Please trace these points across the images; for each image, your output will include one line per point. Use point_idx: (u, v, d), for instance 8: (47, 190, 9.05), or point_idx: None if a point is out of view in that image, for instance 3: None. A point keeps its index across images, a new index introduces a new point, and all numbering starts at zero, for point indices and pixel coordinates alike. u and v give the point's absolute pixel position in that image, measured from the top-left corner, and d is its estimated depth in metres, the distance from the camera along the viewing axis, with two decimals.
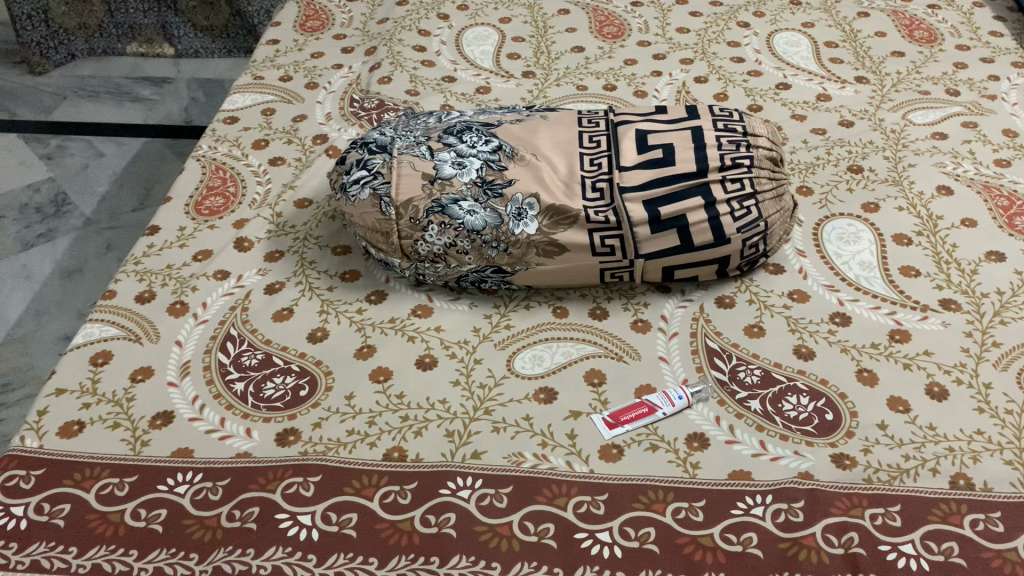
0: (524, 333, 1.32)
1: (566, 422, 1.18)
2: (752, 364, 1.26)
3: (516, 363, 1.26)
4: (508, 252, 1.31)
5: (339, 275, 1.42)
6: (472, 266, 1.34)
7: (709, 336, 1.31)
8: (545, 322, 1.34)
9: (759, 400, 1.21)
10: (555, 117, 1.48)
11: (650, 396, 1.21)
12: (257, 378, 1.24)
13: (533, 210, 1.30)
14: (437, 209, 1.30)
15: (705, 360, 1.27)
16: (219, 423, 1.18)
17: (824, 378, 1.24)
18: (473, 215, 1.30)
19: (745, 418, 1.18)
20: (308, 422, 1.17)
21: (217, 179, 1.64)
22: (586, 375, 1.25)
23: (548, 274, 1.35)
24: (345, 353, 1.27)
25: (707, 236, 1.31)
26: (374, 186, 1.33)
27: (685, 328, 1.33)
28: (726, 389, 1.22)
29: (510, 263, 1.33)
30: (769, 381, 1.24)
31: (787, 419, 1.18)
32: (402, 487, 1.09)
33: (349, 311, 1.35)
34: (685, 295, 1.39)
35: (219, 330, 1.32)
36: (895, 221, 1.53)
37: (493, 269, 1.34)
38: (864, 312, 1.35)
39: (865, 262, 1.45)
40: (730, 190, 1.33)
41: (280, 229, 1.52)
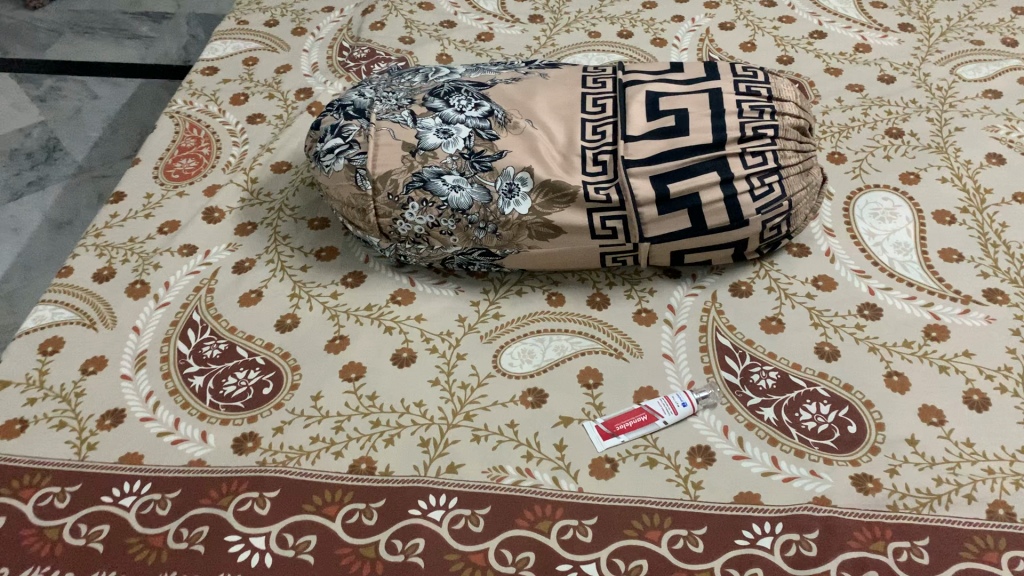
0: (514, 324, 1.19)
1: (555, 430, 1.06)
2: (767, 364, 1.13)
3: (502, 359, 1.14)
4: (498, 234, 1.18)
5: (314, 252, 1.29)
6: (458, 248, 1.20)
7: (720, 331, 1.17)
8: (538, 312, 1.21)
9: (773, 408, 1.08)
10: (557, 76, 1.32)
11: (651, 401, 1.08)
12: (218, 373, 1.13)
13: (526, 185, 1.16)
14: (418, 184, 1.17)
15: (715, 359, 1.14)
16: (173, 425, 1.07)
17: (847, 384, 1.10)
18: (458, 191, 1.16)
19: (756, 430, 1.06)
20: (268, 425, 1.06)
21: (190, 138, 1.51)
22: (580, 375, 1.12)
23: (542, 258, 1.21)
24: (315, 345, 1.15)
25: (723, 218, 1.16)
26: (349, 157, 1.20)
27: (694, 321, 1.18)
28: (737, 394, 1.10)
29: (499, 245, 1.19)
30: (786, 386, 1.10)
31: (804, 431, 1.05)
32: (368, 505, 0.98)
33: (323, 295, 1.22)
34: (697, 280, 1.24)
35: (180, 315, 1.21)
36: (937, 194, 1.37)
37: (481, 251, 1.21)
38: (897, 303, 1.21)
39: (901, 244, 1.29)
40: (750, 164, 1.17)
41: (254, 197, 1.39)
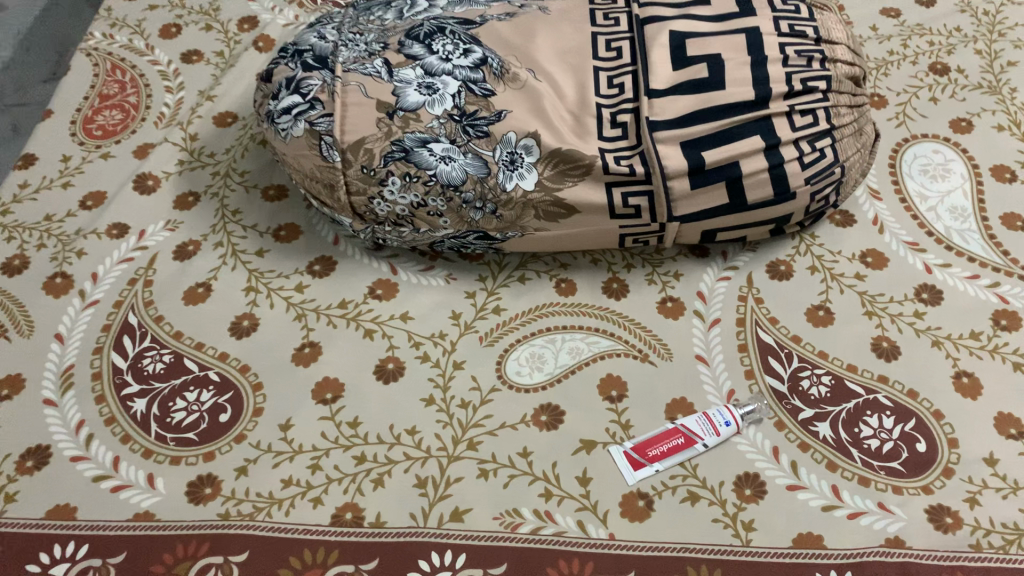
0: (518, 321, 1.00)
1: (576, 459, 0.89)
2: (818, 367, 0.96)
3: (507, 368, 0.96)
4: (498, 214, 0.98)
5: (271, 231, 1.08)
6: (448, 230, 1.00)
7: (761, 325, 1.00)
8: (545, 304, 1.02)
9: (828, 423, 0.92)
10: (560, 9, 1.09)
11: (687, 419, 0.91)
12: (163, 394, 0.93)
13: (531, 154, 0.95)
14: (399, 154, 0.95)
15: (757, 361, 0.97)
16: (112, 466, 0.88)
17: (912, 389, 0.94)
18: (448, 163, 0.95)
19: (812, 451, 0.90)
20: (229, 465, 0.87)
21: (113, 84, 1.25)
22: (601, 386, 0.95)
23: (549, 240, 1.02)
24: (280, 356, 0.96)
25: (765, 191, 0.97)
26: (310, 119, 0.96)
27: (729, 313, 1.01)
28: (785, 406, 0.93)
29: (499, 228, 1.00)
30: (842, 394, 0.94)
31: (867, 452, 0.90)
32: (358, 568, 0.81)
33: (286, 288, 1.02)
34: (729, 260, 1.06)
35: (113, 318, 1.00)
36: (994, 145, 1.19)
37: (476, 234, 1.01)
38: (958, 284, 1.05)
39: (957, 209, 1.12)
40: (799, 126, 0.97)
41: (195, 160, 1.16)
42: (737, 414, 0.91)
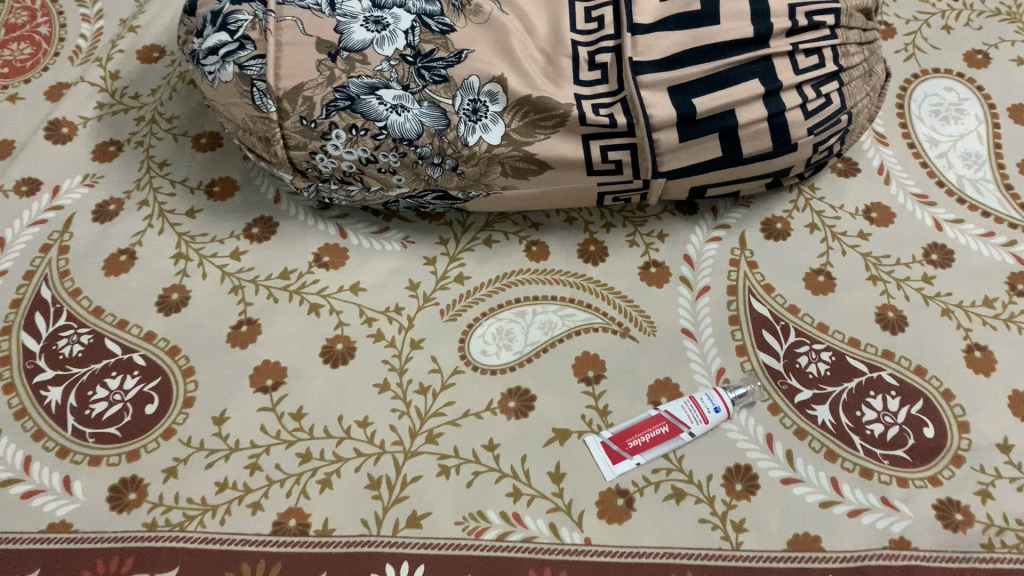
0: (483, 292, 0.89)
1: (548, 452, 0.80)
2: (816, 342, 0.87)
3: (472, 347, 0.85)
4: (459, 172, 0.86)
5: (204, 187, 0.95)
6: (402, 189, 0.88)
7: (754, 293, 0.90)
8: (514, 271, 0.91)
9: (828, 406, 0.83)
10: None
11: (671, 404, 0.82)
12: (80, 383, 0.82)
13: (497, 103, 0.83)
14: (343, 103, 0.81)
15: (750, 335, 0.87)
16: (23, 467, 0.77)
17: (920, 366, 0.85)
18: (401, 113, 0.82)
19: (809, 439, 0.81)
20: (156, 466, 0.77)
21: (21, 12, 1.10)
22: (576, 365, 0.85)
23: (519, 198, 0.90)
24: (214, 336, 0.84)
25: (763, 142, 0.86)
26: (239, 61, 0.82)
27: (719, 280, 0.90)
28: (781, 386, 0.84)
29: (460, 186, 0.88)
30: (843, 372, 0.85)
31: (870, 439, 0.81)
32: None
33: (220, 255, 0.90)
34: (719, 217, 0.95)
35: (23, 291, 0.87)
36: (1013, 82, 1.07)
37: (435, 193, 0.89)
38: (972, 242, 0.94)
39: (971, 155, 1.01)
40: (803, 68, 0.85)
41: (117, 103, 1.02)
42: (727, 400, 0.82)
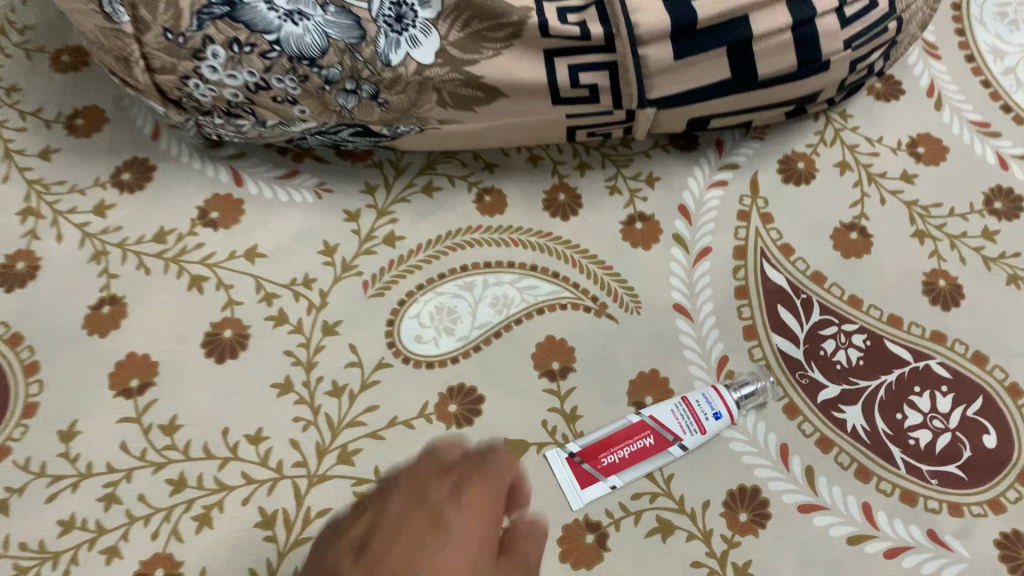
0: (420, 256, 0.69)
1: None
2: (846, 322, 0.67)
3: (403, 332, 0.66)
4: (380, 101, 0.65)
5: (64, 119, 0.74)
6: (308, 123, 0.67)
7: (768, 257, 0.70)
8: (460, 229, 0.71)
9: (861, 408, 0.64)
10: None
11: (659, 407, 0.63)
12: None
13: (427, 8, 0.61)
14: (219, 10, 0.59)
15: (761, 313, 0.68)
16: None
17: (979, 353, 0.66)
18: (298, 23, 0.60)
19: (836, 453, 0.63)
20: None
21: None
22: (537, 355, 0.66)
23: (465, 134, 0.69)
24: (67, 319, 0.65)
25: (786, 59, 0.65)
26: None
27: (723, 239, 0.71)
28: (801, 382, 0.65)
29: (385, 120, 0.67)
30: (880, 361, 0.66)
31: (915, 452, 0.63)
32: None
33: (80, 209, 0.70)
34: (726, 155, 0.74)
35: None
36: None
37: (352, 128, 0.68)
38: None
39: None
40: None
41: None
42: (731, 404, 0.63)
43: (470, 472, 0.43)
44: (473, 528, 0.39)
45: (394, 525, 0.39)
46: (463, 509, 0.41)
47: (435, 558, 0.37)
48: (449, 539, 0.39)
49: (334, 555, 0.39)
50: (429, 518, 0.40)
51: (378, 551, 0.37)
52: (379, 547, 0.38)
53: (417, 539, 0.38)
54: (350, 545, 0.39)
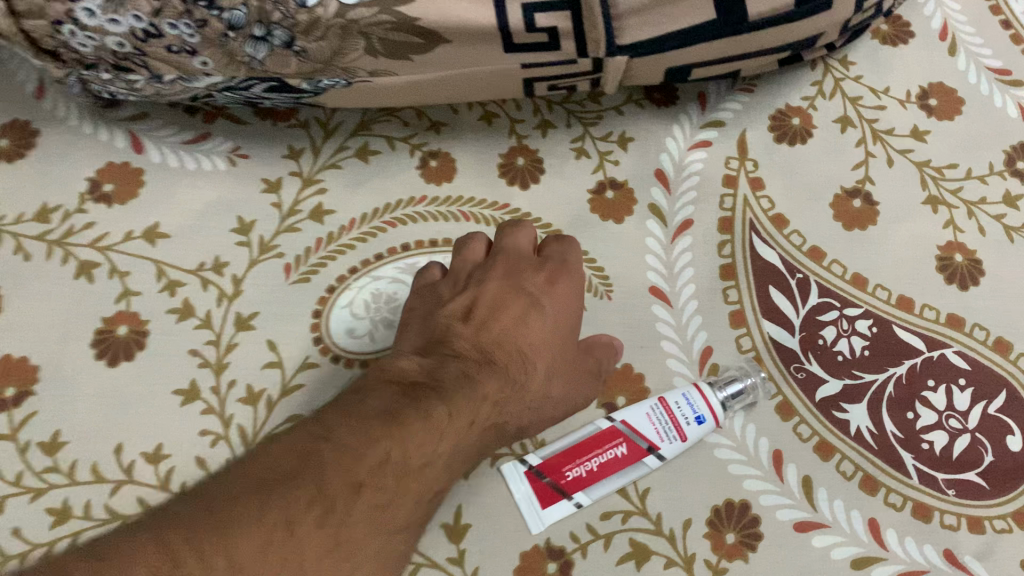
0: (354, 234, 0.59)
1: None
2: (849, 306, 0.58)
3: (333, 325, 0.56)
4: (297, 49, 0.54)
5: None
6: (212, 77, 0.56)
7: (758, 229, 0.60)
8: (401, 201, 0.60)
9: (867, 406, 0.55)
10: None
11: (632, 409, 0.53)
12: None
13: None
14: None
15: (751, 296, 0.58)
16: None
17: (1000, 340, 0.57)
18: None
19: (838, 460, 0.54)
20: None
21: None
22: None
23: (403, 89, 0.59)
24: None
25: None
26: None
27: (707, 210, 0.61)
28: (797, 377, 0.56)
29: (304, 73, 0.56)
30: (888, 350, 0.57)
31: (929, 458, 0.54)
32: None
33: None
34: (710, 110, 0.64)
35: None
36: None
37: (265, 83, 0.57)
38: None
39: None
40: None
41: None
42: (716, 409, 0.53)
43: (551, 263, 0.52)
44: (554, 313, 0.50)
45: (493, 306, 0.49)
46: (551, 297, 0.50)
47: (525, 336, 0.48)
48: (543, 321, 0.49)
49: (440, 383, 0.44)
50: (525, 303, 0.49)
51: (486, 322, 0.48)
52: (484, 320, 0.48)
53: (517, 317, 0.48)
54: (456, 310, 0.49)
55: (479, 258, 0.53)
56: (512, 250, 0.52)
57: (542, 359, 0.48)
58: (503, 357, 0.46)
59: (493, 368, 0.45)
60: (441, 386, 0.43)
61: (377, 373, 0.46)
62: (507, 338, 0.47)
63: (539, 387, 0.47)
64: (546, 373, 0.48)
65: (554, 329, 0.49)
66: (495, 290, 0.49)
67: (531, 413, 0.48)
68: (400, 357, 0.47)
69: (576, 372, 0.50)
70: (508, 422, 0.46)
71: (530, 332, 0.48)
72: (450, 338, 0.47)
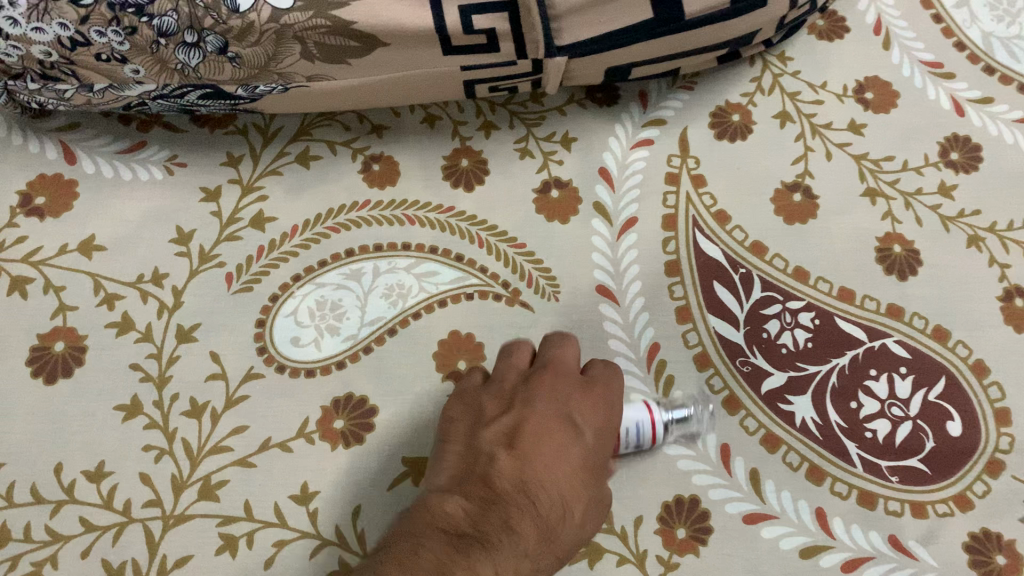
0: (296, 241, 0.58)
1: (395, 498, 0.51)
2: (791, 299, 0.59)
3: (276, 334, 0.55)
4: (230, 56, 0.53)
5: None
6: (145, 86, 0.56)
7: (702, 226, 0.61)
8: (343, 207, 0.60)
9: (811, 398, 0.56)
10: None
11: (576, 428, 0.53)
12: None
13: None
14: None
15: (696, 293, 0.59)
16: None
17: (939, 327, 0.59)
18: None
19: (784, 453, 0.55)
20: None
21: None
22: (438, 354, 0.56)
23: (341, 93, 0.58)
24: None
25: None
26: None
27: (650, 208, 0.61)
28: (743, 371, 0.57)
29: (239, 79, 0.55)
30: (830, 342, 0.58)
31: (873, 446, 0.55)
32: None
33: None
34: (651, 108, 0.64)
35: None
36: None
37: (200, 90, 0.56)
38: (1005, 132, 0.66)
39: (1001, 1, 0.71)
40: None
41: None
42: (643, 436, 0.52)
43: (597, 385, 0.46)
44: (597, 446, 0.43)
45: (539, 427, 0.41)
46: (591, 431, 0.43)
47: (570, 471, 0.40)
48: (585, 455, 0.42)
49: (486, 539, 0.36)
50: (568, 435, 0.42)
51: (531, 449, 0.40)
52: (529, 444, 0.40)
53: (565, 444, 0.41)
54: (496, 438, 0.41)
55: (522, 369, 0.48)
56: (553, 369, 0.47)
57: (581, 497, 0.40)
58: (547, 493, 0.39)
59: (538, 508, 0.38)
60: (490, 537, 0.36)
61: (418, 515, 0.39)
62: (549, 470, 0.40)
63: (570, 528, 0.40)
64: (579, 521, 0.40)
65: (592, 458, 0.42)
66: (543, 410, 0.42)
67: (562, 561, 0.40)
68: (441, 492, 0.40)
69: (595, 517, 0.43)
70: (545, 567, 0.39)
71: (568, 465, 0.41)
72: (489, 474, 0.39)
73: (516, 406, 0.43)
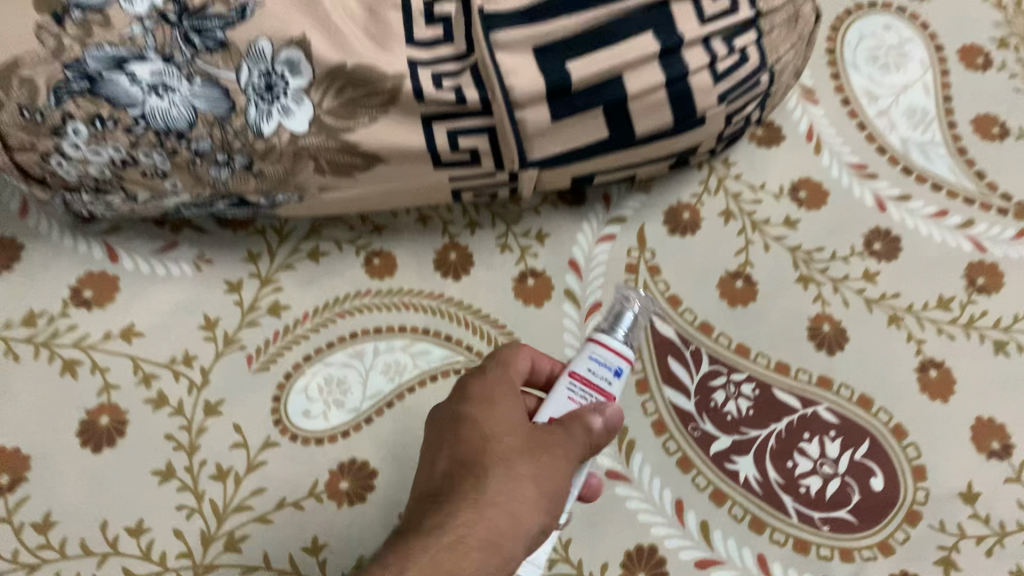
0: (307, 326, 0.67)
1: None
2: (735, 371, 0.68)
3: (290, 408, 0.64)
4: (255, 172, 0.63)
5: None
6: (181, 197, 0.66)
7: (658, 310, 0.71)
8: (348, 294, 0.69)
9: (753, 458, 0.65)
10: None
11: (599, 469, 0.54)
12: None
13: (298, 76, 0.60)
14: (79, 86, 0.58)
15: (653, 368, 0.68)
16: None
17: (864, 396, 0.68)
18: (163, 96, 0.59)
19: (730, 506, 0.64)
20: None
21: None
22: None
23: (347, 201, 0.68)
24: None
25: (661, 118, 0.65)
26: None
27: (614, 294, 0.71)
28: (694, 435, 0.66)
29: (262, 191, 0.65)
30: (770, 409, 0.67)
31: (805, 499, 0.64)
32: None
33: None
34: (613, 208, 0.75)
35: None
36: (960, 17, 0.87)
37: (228, 200, 0.66)
38: (919, 225, 0.76)
39: (916, 112, 0.83)
40: (710, 15, 0.64)
41: None
42: (603, 341, 0.51)
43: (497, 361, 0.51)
44: (491, 408, 0.48)
45: (439, 437, 0.48)
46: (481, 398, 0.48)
47: (463, 447, 0.46)
48: (476, 424, 0.47)
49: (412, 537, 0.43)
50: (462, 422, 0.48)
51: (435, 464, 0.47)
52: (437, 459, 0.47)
53: (458, 434, 0.47)
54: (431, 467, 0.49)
55: None
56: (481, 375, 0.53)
57: (484, 456, 0.45)
58: (449, 482, 0.45)
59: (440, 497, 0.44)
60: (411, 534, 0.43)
61: None
62: (457, 450, 0.46)
63: (505, 474, 0.44)
64: (497, 463, 0.45)
65: (509, 415, 0.47)
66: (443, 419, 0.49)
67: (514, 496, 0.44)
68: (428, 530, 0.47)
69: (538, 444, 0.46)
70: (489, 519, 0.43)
71: (469, 437, 0.46)
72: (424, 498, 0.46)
73: (437, 416, 0.49)
